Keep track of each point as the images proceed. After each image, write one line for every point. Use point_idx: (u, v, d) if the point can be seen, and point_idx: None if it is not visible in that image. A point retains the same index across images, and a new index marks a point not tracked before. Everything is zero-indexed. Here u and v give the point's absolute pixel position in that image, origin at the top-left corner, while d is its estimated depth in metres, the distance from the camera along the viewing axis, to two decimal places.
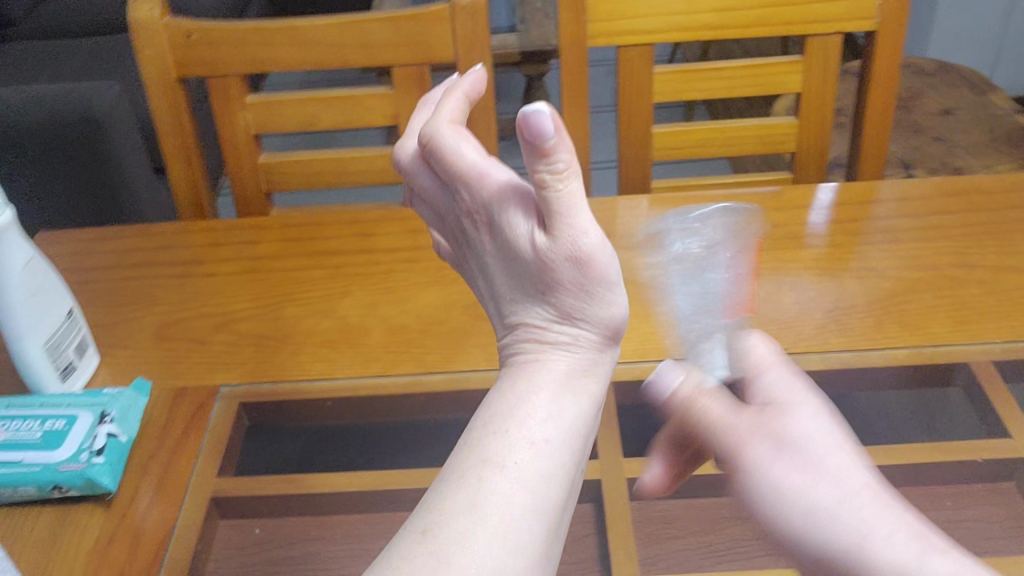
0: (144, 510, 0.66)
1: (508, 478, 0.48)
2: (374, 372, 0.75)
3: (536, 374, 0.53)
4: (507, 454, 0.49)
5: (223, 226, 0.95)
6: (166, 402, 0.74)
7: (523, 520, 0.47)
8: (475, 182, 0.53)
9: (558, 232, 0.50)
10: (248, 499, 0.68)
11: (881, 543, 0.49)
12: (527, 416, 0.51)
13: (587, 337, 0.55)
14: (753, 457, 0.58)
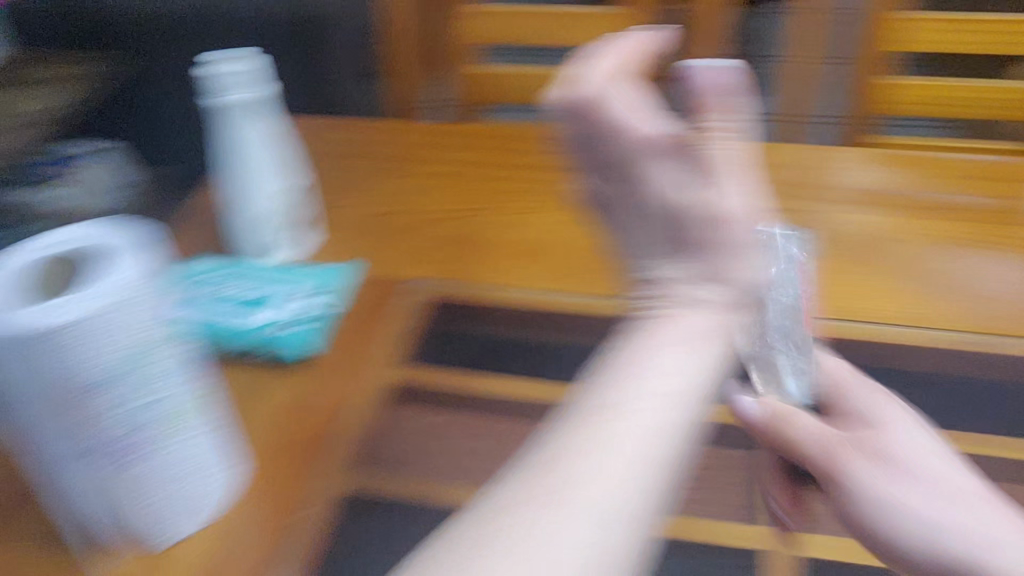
0: (332, 382, 0.70)
1: (631, 429, 0.43)
2: (555, 291, 0.77)
3: (652, 353, 0.48)
4: (627, 404, 0.45)
5: (429, 134, 1.00)
6: (361, 287, 0.79)
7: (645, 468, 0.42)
8: (631, 132, 0.59)
9: None
10: (425, 389, 0.71)
11: (1001, 546, 0.52)
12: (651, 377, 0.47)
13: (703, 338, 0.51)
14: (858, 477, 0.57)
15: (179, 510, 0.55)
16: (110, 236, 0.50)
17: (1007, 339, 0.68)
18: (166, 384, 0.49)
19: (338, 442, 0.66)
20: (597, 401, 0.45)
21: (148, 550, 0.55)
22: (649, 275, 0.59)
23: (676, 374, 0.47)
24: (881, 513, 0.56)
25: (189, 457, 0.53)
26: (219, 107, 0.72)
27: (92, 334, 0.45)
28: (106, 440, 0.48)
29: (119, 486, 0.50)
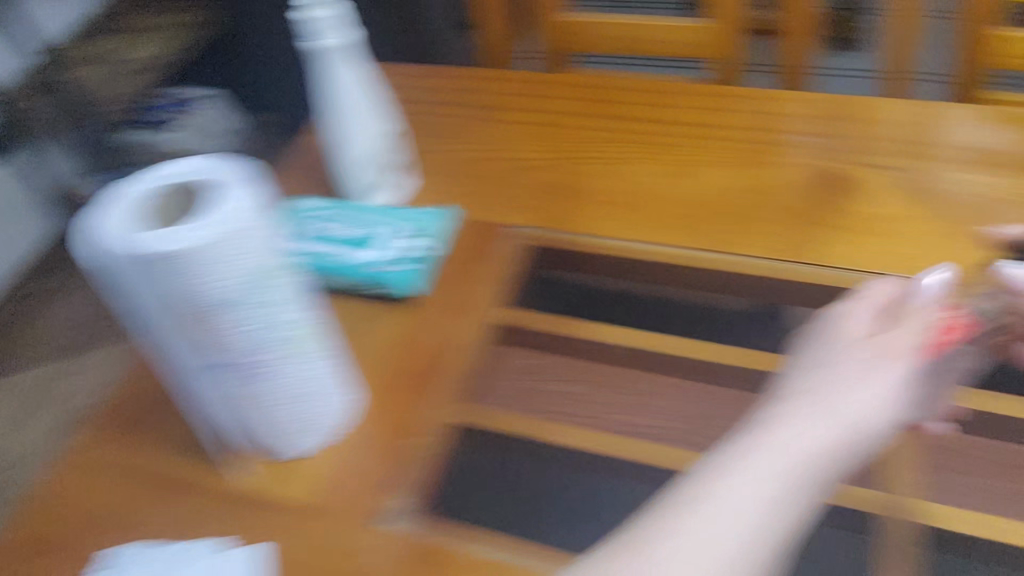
0: (433, 320, 0.73)
1: (755, 472, 0.45)
2: (659, 242, 0.77)
3: (761, 457, 0.46)
4: (764, 459, 0.46)
5: (533, 79, 0.99)
6: (463, 230, 0.81)
7: (743, 523, 0.44)
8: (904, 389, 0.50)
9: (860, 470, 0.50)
10: (523, 331, 0.73)
11: None
12: (774, 450, 0.46)
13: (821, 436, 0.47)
14: None
15: (310, 424, 0.63)
16: (233, 167, 0.55)
17: None
18: (285, 304, 0.56)
19: (437, 378, 0.69)
20: (721, 465, 0.46)
21: (285, 454, 0.63)
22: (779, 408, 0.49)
23: (795, 457, 0.46)
24: None
25: (310, 374, 0.60)
26: (318, 49, 0.74)
27: (217, 262, 0.51)
28: (239, 351, 0.56)
29: (252, 394, 0.58)
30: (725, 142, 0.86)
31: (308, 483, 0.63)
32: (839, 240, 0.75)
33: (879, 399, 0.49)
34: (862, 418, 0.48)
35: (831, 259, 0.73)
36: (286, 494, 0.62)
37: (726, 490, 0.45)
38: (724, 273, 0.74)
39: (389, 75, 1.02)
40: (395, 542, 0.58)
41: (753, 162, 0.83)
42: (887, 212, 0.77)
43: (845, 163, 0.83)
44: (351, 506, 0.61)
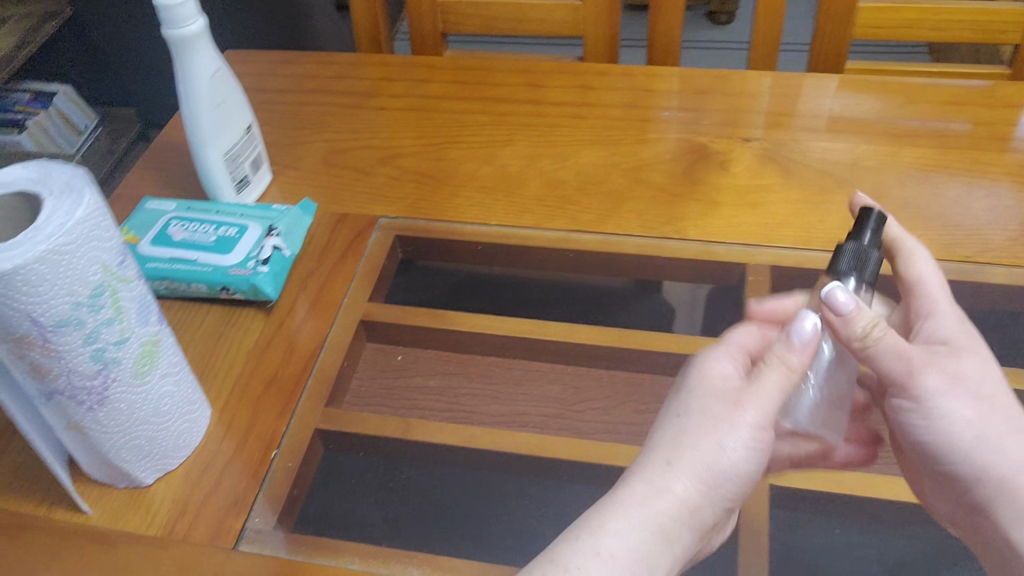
0: (300, 323, 0.70)
1: (625, 520, 0.49)
2: (528, 225, 0.75)
3: (625, 513, 0.49)
4: (640, 493, 0.50)
5: (395, 62, 0.95)
6: (328, 225, 0.77)
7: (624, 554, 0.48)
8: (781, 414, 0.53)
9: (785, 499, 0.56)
10: (396, 327, 0.71)
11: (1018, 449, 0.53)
12: (645, 486, 0.51)
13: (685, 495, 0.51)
14: (922, 388, 0.54)
15: (156, 448, 0.59)
16: (55, 178, 0.51)
17: (974, 267, 0.69)
18: (118, 325, 0.52)
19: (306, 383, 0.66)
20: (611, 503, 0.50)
21: (126, 482, 0.59)
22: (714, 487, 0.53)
23: (665, 493, 0.50)
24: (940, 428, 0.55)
25: (152, 395, 0.56)
26: (174, 39, 0.67)
27: (37, 284, 0.47)
28: (67, 378, 0.52)
29: (86, 421, 0.54)
30: (593, 121, 0.85)
31: (165, 507, 0.59)
32: (704, 215, 0.75)
33: (731, 447, 0.52)
34: (717, 467, 0.51)
35: (698, 235, 0.73)
36: (141, 520, 0.58)
37: (612, 518, 0.49)
38: (595, 254, 0.73)
39: (243, 61, 0.97)
40: (261, 563, 0.56)
41: (621, 140, 0.83)
42: (751, 184, 0.77)
43: (709, 137, 0.83)
44: (212, 527, 0.58)
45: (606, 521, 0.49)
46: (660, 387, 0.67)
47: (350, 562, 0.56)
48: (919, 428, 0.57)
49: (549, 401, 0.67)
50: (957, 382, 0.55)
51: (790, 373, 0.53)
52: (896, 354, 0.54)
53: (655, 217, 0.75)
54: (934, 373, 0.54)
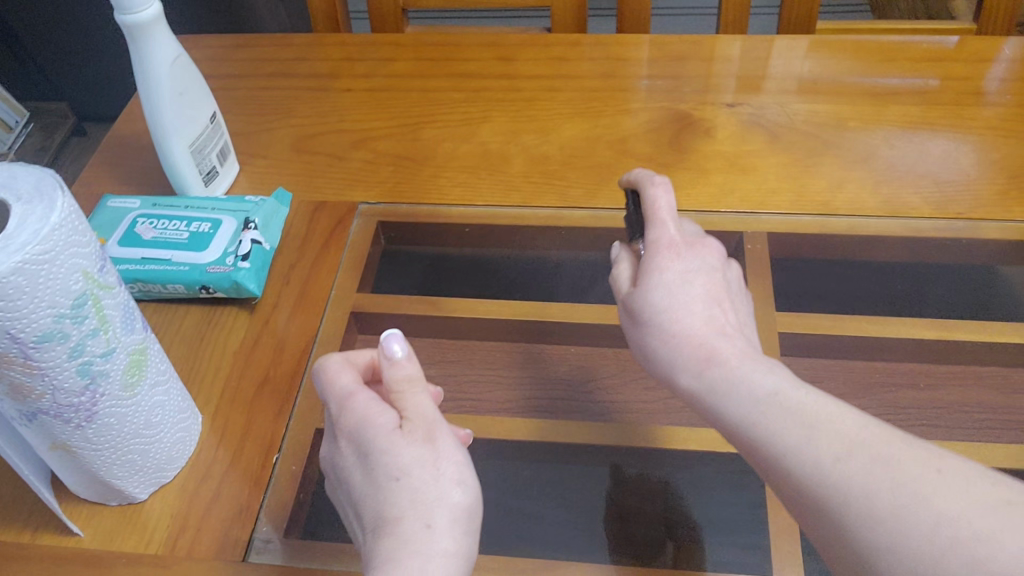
0: (288, 317, 0.66)
1: (395, 573, 0.43)
2: (516, 204, 0.73)
3: (415, 556, 0.44)
4: (425, 492, 0.46)
5: (358, 40, 0.91)
6: (306, 214, 0.74)
7: (457, 519, 0.46)
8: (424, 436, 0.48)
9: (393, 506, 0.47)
10: (389, 317, 0.68)
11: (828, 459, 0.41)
12: (426, 478, 0.47)
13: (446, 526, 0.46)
14: (721, 353, 0.49)
15: (147, 463, 0.55)
16: (25, 183, 0.47)
17: (964, 223, 0.69)
18: (104, 335, 0.49)
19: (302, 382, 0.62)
20: (397, 513, 0.46)
21: (118, 499, 0.56)
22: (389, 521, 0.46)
23: (465, 484, 0.47)
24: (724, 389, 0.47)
25: (141, 409, 0.53)
26: (128, 26, 0.62)
27: (17, 298, 0.43)
28: (52, 397, 0.48)
29: (74, 439, 0.51)
30: (571, 93, 0.83)
31: (163, 525, 0.55)
32: (695, 184, 0.73)
33: (450, 479, 0.47)
34: (446, 504, 0.46)
35: (690, 205, 0.72)
36: (137, 541, 0.55)
37: (428, 505, 0.46)
38: (586, 229, 0.71)
39: (194, 46, 0.92)
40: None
41: (602, 111, 0.80)
42: (738, 150, 0.76)
43: (689, 104, 0.82)
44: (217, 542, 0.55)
45: (431, 516, 0.46)
46: None
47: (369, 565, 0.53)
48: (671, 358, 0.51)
49: (555, 384, 0.65)
50: (717, 316, 0.51)
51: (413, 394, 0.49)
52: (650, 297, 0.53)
53: None
54: (685, 319, 0.51)
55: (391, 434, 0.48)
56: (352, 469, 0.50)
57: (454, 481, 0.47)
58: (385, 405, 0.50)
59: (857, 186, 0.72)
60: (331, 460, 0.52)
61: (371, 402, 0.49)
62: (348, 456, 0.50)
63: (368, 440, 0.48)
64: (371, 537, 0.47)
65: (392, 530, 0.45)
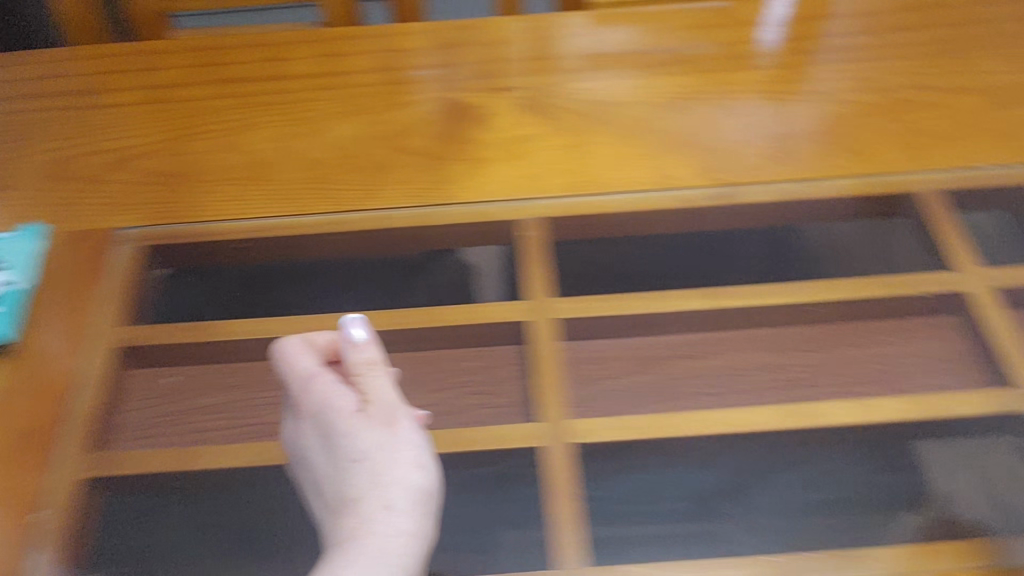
0: (46, 363, 0.62)
1: (346, 565, 0.46)
2: (291, 212, 0.70)
3: (353, 554, 0.47)
4: (386, 473, 0.51)
5: (117, 50, 0.86)
6: (65, 247, 0.69)
7: (419, 497, 0.51)
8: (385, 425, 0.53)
9: (344, 510, 0.51)
10: (160, 347, 0.64)
11: None
12: (383, 458, 0.52)
13: (415, 501, 0.51)
14: (347, 523, 0.50)
15: None
16: None
17: (731, 189, 0.71)
18: None
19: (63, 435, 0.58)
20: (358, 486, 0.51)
21: None
22: (359, 519, 0.50)
23: (426, 467, 0.52)
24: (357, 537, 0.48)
25: None
26: None
27: None
28: None
29: None
30: (345, 91, 0.80)
31: None
32: (473, 174, 0.72)
33: (419, 461, 0.52)
34: (412, 485, 0.51)
35: (468, 195, 0.71)
36: None
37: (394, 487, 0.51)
38: (365, 231, 0.69)
39: None
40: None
41: (378, 107, 0.78)
42: (515, 135, 0.76)
43: (467, 93, 0.81)
44: None
45: (392, 498, 0.50)
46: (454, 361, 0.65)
47: None
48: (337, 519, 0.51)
49: None
50: (375, 439, 0.52)
51: (377, 371, 0.55)
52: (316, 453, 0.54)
53: (422, 184, 0.72)
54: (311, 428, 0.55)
55: (357, 418, 0.53)
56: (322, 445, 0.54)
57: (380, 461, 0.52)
58: (321, 393, 0.54)
59: (629, 163, 0.73)
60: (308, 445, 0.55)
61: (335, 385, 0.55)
62: (308, 433, 0.55)
63: (333, 424, 0.53)
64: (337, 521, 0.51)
65: (353, 499, 0.51)
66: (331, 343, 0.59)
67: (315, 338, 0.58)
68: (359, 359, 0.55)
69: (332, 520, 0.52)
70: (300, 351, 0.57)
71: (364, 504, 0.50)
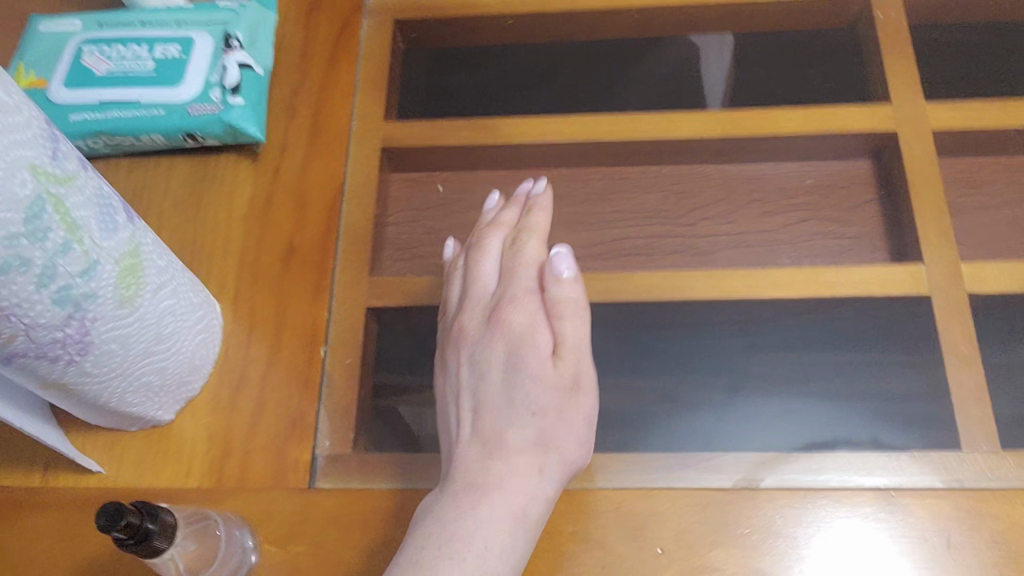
0: (302, 161, 0.52)
1: (476, 511, 0.36)
2: None
3: (477, 377, 0.41)
4: (493, 392, 0.40)
5: None
6: (299, 17, 0.57)
7: (541, 514, 0.38)
8: (468, 339, 0.42)
9: (461, 368, 0.42)
10: (429, 150, 0.53)
11: (521, 422, 0.39)
12: (496, 387, 0.40)
13: (493, 357, 0.41)
14: (468, 331, 0.43)
15: (168, 378, 0.43)
16: None
17: None
18: (79, 247, 0.34)
19: (334, 263, 0.49)
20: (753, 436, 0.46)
21: (137, 423, 0.44)
22: (476, 351, 0.42)
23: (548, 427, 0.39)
24: (460, 383, 0.42)
25: (150, 320, 0.40)
26: None
27: None
28: (27, 338, 0.34)
29: (69, 377, 0.38)
30: None
31: (202, 443, 0.44)
32: None
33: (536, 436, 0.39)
34: (489, 429, 0.39)
35: None
36: (177, 474, 0.44)
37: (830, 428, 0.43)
38: (665, 8, 0.56)
39: None
40: (348, 535, 0.41)
41: None
42: None
43: None
44: (272, 466, 0.44)
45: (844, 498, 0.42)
46: (785, 175, 0.53)
47: None
48: (481, 267, 0.45)
49: (653, 216, 0.52)
50: (515, 355, 0.41)
51: (571, 305, 0.42)
52: (471, 294, 0.44)
53: None
54: (495, 335, 0.41)
55: (457, 350, 0.43)
56: (539, 432, 0.39)
57: (525, 424, 0.39)
58: (479, 340, 0.42)
59: None
60: (447, 388, 0.43)
61: (478, 338, 0.42)
62: (474, 324, 0.43)
63: (504, 292, 0.43)
64: (475, 451, 0.39)
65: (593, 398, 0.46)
66: (487, 277, 0.44)
67: (524, 386, 0.40)
68: (562, 292, 0.42)
69: (461, 466, 0.38)
70: (525, 254, 0.44)
71: (504, 420, 0.39)
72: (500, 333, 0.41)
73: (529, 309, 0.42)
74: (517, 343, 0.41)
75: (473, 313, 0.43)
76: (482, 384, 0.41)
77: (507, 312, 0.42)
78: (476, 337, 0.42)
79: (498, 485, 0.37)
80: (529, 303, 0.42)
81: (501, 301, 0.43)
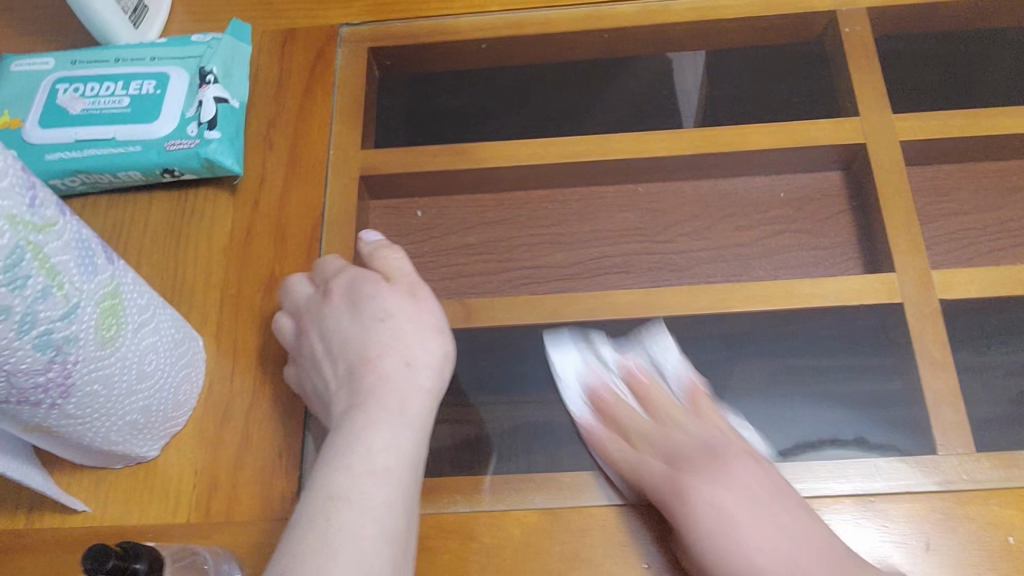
0: (281, 193, 0.52)
1: (363, 445, 0.37)
2: (541, 7, 0.57)
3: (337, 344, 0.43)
4: (358, 347, 0.42)
5: None
6: (274, 49, 0.57)
7: (425, 405, 0.41)
8: (325, 316, 0.44)
9: (324, 342, 0.43)
10: (406, 177, 0.53)
11: (389, 363, 0.41)
12: (359, 341, 0.42)
13: (343, 323, 0.43)
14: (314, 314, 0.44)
15: (153, 415, 0.43)
16: None
17: None
18: (59, 291, 0.34)
19: None
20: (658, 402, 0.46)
21: (123, 461, 0.44)
22: (331, 314, 0.44)
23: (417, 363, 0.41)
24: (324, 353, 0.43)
25: (133, 359, 0.40)
26: None
27: None
28: (9, 383, 0.34)
29: (52, 418, 0.38)
30: None
31: (188, 480, 0.44)
32: None
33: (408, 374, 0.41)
34: (358, 378, 0.41)
35: None
36: (164, 511, 0.44)
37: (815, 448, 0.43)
38: (636, 28, 0.56)
39: None
40: None
41: None
42: None
43: None
44: (259, 500, 0.44)
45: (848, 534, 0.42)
46: (758, 190, 0.54)
47: (456, 504, 0.44)
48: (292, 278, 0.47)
49: (630, 234, 0.53)
50: (364, 314, 0.43)
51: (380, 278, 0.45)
52: (296, 294, 0.46)
53: None
54: (331, 308, 0.44)
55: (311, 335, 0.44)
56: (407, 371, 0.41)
57: (395, 360, 0.41)
58: (320, 318, 0.44)
59: None
60: (303, 371, 0.44)
61: (325, 313, 0.44)
62: (315, 305, 0.45)
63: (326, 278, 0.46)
64: (349, 398, 0.40)
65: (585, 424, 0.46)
66: (299, 282, 0.46)
67: (375, 329, 0.42)
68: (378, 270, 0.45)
69: (340, 396, 0.41)
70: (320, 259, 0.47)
71: (375, 359, 0.41)
72: (339, 301, 0.44)
73: (363, 279, 0.45)
74: (361, 300, 0.44)
75: (302, 306, 0.45)
76: (342, 348, 0.42)
77: (338, 286, 0.45)
78: (323, 312, 0.44)
79: (374, 421, 0.38)
80: (359, 274, 0.45)
81: (326, 286, 0.45)
